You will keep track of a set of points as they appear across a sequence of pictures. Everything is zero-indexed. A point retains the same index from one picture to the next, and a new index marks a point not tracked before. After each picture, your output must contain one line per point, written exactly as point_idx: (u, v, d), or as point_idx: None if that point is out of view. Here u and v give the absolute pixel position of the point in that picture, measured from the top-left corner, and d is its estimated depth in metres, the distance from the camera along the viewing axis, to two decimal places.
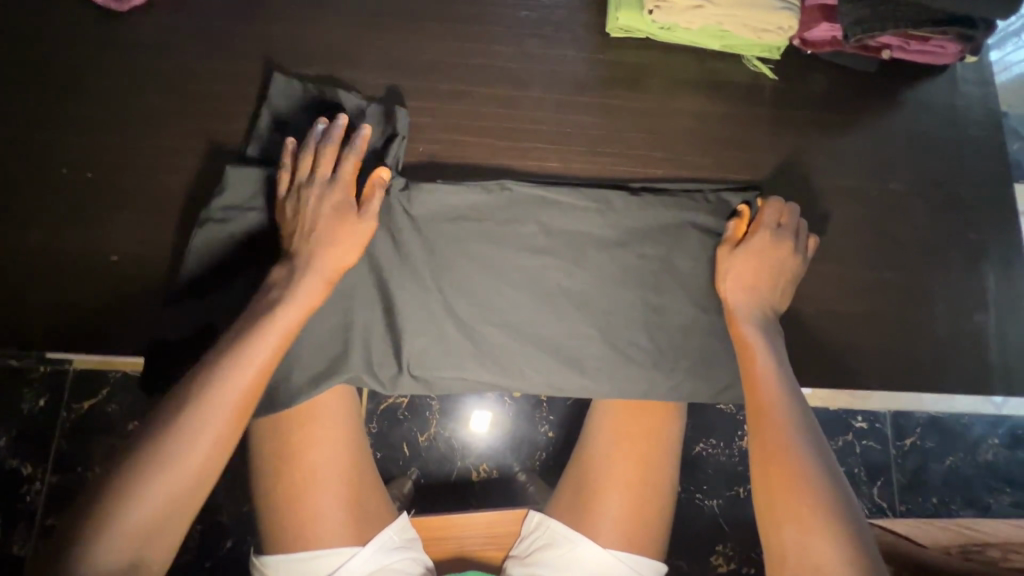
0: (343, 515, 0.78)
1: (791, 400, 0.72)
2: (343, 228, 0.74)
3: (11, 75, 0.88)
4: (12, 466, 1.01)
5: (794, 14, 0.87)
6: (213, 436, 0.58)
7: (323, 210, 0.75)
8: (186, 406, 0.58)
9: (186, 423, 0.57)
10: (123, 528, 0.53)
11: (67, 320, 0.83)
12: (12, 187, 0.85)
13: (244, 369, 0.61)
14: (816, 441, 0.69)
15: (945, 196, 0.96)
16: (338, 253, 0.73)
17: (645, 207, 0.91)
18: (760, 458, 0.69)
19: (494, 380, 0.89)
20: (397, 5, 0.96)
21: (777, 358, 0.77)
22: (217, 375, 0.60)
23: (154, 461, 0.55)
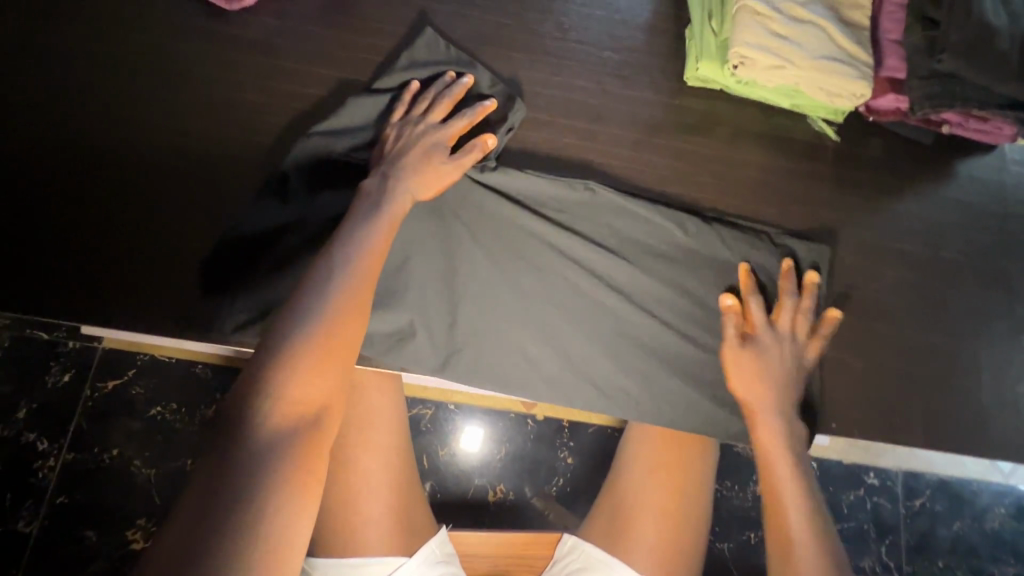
0: (389, 524, 0.79)
1: (806, 486, 0.72)
2: (437, 160, 0.81)
3: (108, 57, 0.89)
4: (30, 439, 1.09)
5: (869, 84, 0.91)
6: (355, 303, 0.60)
7: (421, 141, 0.82)
8: (327, 279, 0.61)
9: (327, 294, 0.59)
10: (290, 381, 0.53)
11: (129, 293, 0.82)
12: (93, 163, 0.85)
13: (368, 254, 0.65)
14: (827, 531, 0.68)
15: (988, 268, 1.00)
16: (428, 181, 0.79)
17: (711, 239, 0.94)
18: (778, 537, 0.68)
19: (549, 376, 0.88)
20: (488, 32, 1.00)
21: (789, 435, 0.77)
22: (347, 257, 0.64)
23: (317, 321, 0.57)
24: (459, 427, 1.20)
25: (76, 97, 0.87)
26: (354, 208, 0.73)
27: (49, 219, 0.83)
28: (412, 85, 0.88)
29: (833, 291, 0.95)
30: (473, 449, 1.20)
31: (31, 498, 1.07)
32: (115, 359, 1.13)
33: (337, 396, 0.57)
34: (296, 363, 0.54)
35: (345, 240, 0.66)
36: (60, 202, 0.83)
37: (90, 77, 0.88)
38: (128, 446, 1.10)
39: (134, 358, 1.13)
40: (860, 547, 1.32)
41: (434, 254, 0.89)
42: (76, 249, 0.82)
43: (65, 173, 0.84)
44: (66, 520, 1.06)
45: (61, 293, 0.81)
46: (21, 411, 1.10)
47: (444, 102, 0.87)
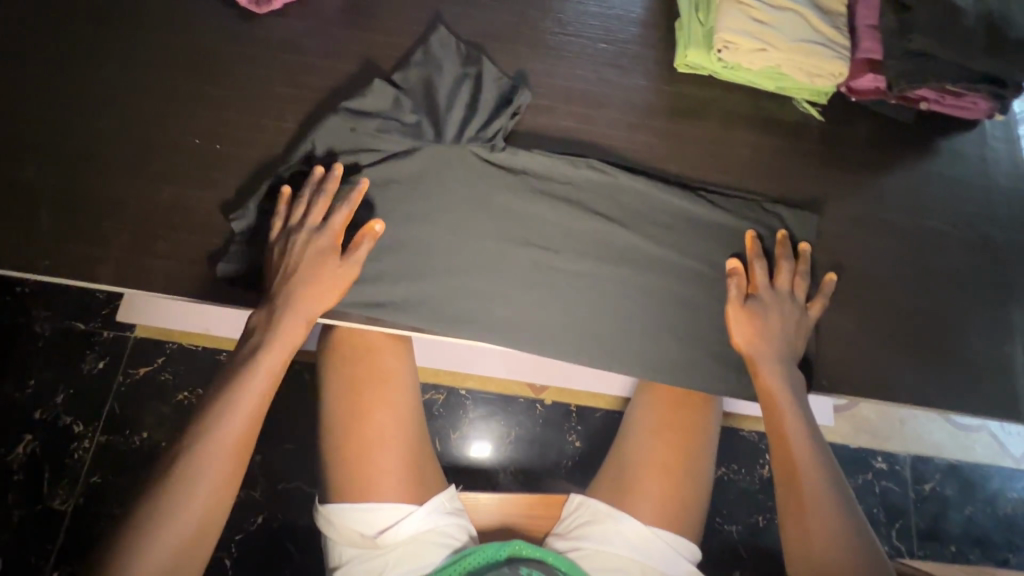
0: (402, 473, 0.85)
1: (807, 425, 0.80)
2: (324, 258, 0.84)
3: (148, 56, 0.98)
4: (66, 422, 1.17)
5: (845, 63, 0.98)
6: (237, 432, 0.73)
7: (308, 251, 0.84)
8: (224, 397, 0.75)
9: (229, 400, 0.74)
10: (237, 409, 0.74)
11: (174, 267, 0.90)
12: (139, 152, 0.94)
13: (247, 394, 0.75)
14: (827, 458, 0.77)
15: (974, 239, 1.05)
16: (319, 291, 0.83)
17: (709, 209, 0.98)
18: (783, 470, 0.77)
19: (553, 340, 0.92)
20: (493, 28, 1.08)
21: (790, 381, 0.84)
22: (238, 387, 0.76)
23: (218, 428, 0.73)
24: (471, 411, 1.26)
25: (120, 93, 0.96)
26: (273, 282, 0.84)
27: (101, 202, 0.91)
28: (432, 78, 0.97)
29: (823, 260, 1.00)
30: (490, 440, 1.25)
31: (67, 478, 1.14)
32: (148, 346, 1.22)
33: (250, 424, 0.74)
34: (199, 464, 0.71)
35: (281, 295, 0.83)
36: (110, 187, 0.92)
37: (133, 74, 0.97)
38: (158, 428, 1.18)
39: (166, 345, 1.22)
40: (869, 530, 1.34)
41: (442, 226, 0.94)
42: (125, 229, 0.91)
43: (114, 161, 0.93)
44: (97, 499, 1.13)
45: (108, 266, 0.89)
46: (58, 396, 1.18)
47: (325, 202, 0.87)
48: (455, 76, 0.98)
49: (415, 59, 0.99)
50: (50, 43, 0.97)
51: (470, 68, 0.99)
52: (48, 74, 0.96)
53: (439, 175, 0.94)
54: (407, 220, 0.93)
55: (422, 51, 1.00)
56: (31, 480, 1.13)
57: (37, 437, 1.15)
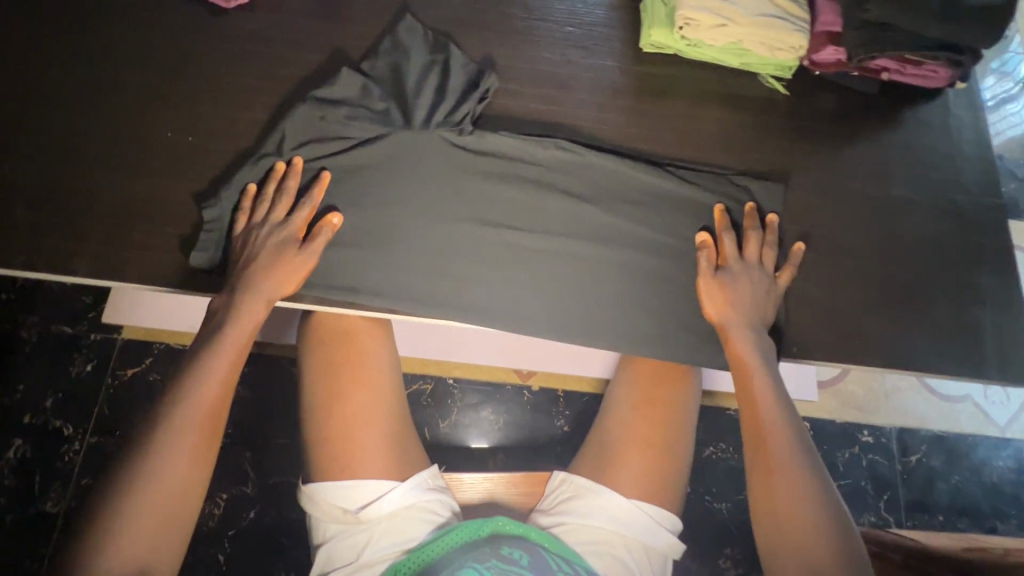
0: (383, 451, 0.86)
1: (775, 390, 0.81)
2: (284, 249, 0.87)
3: (118, 53, 0.99)
4: (56, 425, 1.18)
5: (804, 35, 1.01)
6: (195, 424, 0.74)
7: (269, 244, 0.86)
8: (179, 393, 0.76)
9: (182, 397, 0.75)
10: (197, 390, 0.76)
11: (153, 259, 0.91)
12: (114, 148, 0.95)
13: (201, 387, 0.77)
14: (795, 421, 0.79)
15: (941, 205, 1.07)
16: (281, 281, 0.85)
17: (678, 182, 0.99)
18: (752, 433, 0.78)
19: (528, 317, 0.93)
20: (461, 14, 1.10)
21: (759, 349, 0.85)
22: (192, 381, 0.77)
23: (174, 423, 0.74)
24: (459, 400, 1.27)
25: (93, 90, 0.97)
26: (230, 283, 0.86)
27: (77, 199, 0.92)
28: (400, 66, 0.99)
29: (793, 231, 1.01)
30: (481, 428, 1.26)
31: (58, 480, 1.15)
32: (135, 346, 1.23)
33: (213, 404, 0.77)
34: (157, 461, 0.71)
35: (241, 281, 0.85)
36: (86, 183, 0.93)
37: (104, 72, 0.98)
38: None
39: (152, 345, 1.23)
40: (858, 503, 1.36)
41: (414, 209, 0.95)
42: (102, 224, 0.92)
43: (89, 158, 0.94)
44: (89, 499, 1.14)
45: (86, 261, 0.90)
46: (48, 400, 1.19)
47: (285, 199, 0.89)
48: (423, 63, 1.00)
49: (383, 48, 1.01)
50: (21, 44, 0.98)
51: (438, 55, 1.00)
52: (20, 74, 0.97)
53: (409, 159, 0.96)
54: (379, 203, 0.94)
55: (389, 41, 1.02)
56: (24, 483, 1.14)
57: (28, 441, 1.16)
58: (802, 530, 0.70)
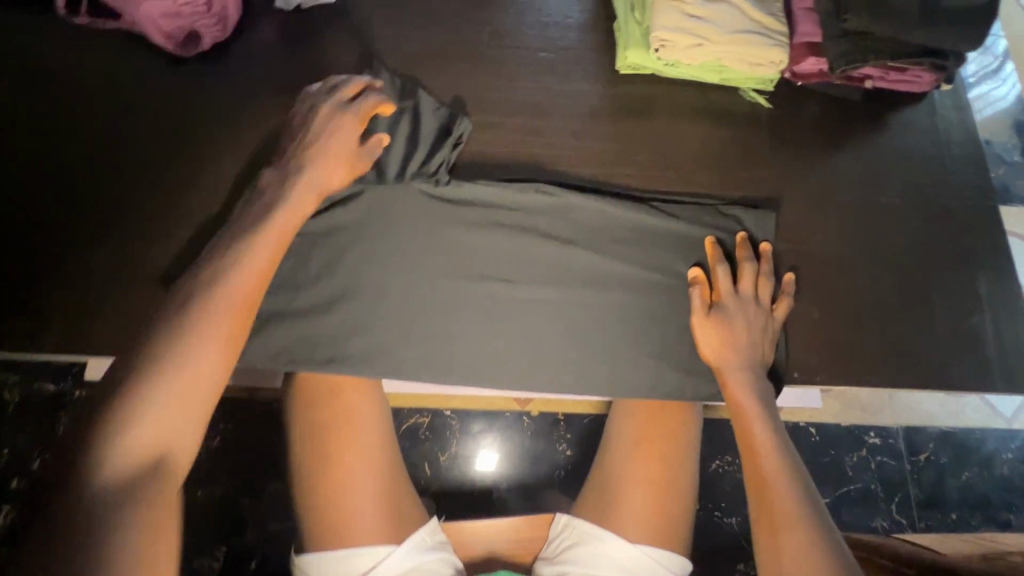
0: (378, 515, 0.80)
1: (775, 435, 0.78)
2: (334, 134, 0.85)
3: (83, 115, 0.97)
4: (43, 488, 1.10)
5: (784, 50, 0.98)
6: (227, 323, 0.64)
7: (318, 156, 0.83)
8: (196, 302, 0.64)
9: (207, 307, 0.64)
10: (196, 345, 0.61)
11: (127, 325, 0.89)
12: (81, 213, 0.93)
13: (237, 272, 0.67)
14: (798, 472, 0.75)
15: (935, 211, 1.04)
16: (336, 165, 0.84)
17: (665, 219, 0.96)
18: (754, 484, 0.74)
19: (515, 370, 0.90)
20: (429, 47, 1.07)
21: (758, 392, 0.82)
22: (214, 279, 0.66)
23: (195, 345, 0.61)
24: (458, 431, 1.23)
25: (57, 156, 0.95)
26: (263, 177, 0.81)
27: (44, 267, 0.90)
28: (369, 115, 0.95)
29: (782, 250, 0.99)
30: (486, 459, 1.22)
31: None
32: None
33: (225, 367, 0.63)
34: (173, 370, 0.59)
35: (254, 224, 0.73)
36: (54, 252, 0.91)
37: (69, 136, 0.96)
38: None
39: None
40: (869, 508, 1.29)
41: (390, 260, 0.90)
42: (73, 292, 0.90)
43: (56, 225, 0.92)
44: None
45: (58, 330, 0.88)
46: (33, 462, 1.11)
47: (343, 110, 0.87)
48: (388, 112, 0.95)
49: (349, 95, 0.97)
50: None
51: (404, 103, 0.97)
52: None
53: (385, 215, 0.91)
54: (355, 252, 0.90)
55: None
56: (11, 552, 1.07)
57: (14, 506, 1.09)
58: None
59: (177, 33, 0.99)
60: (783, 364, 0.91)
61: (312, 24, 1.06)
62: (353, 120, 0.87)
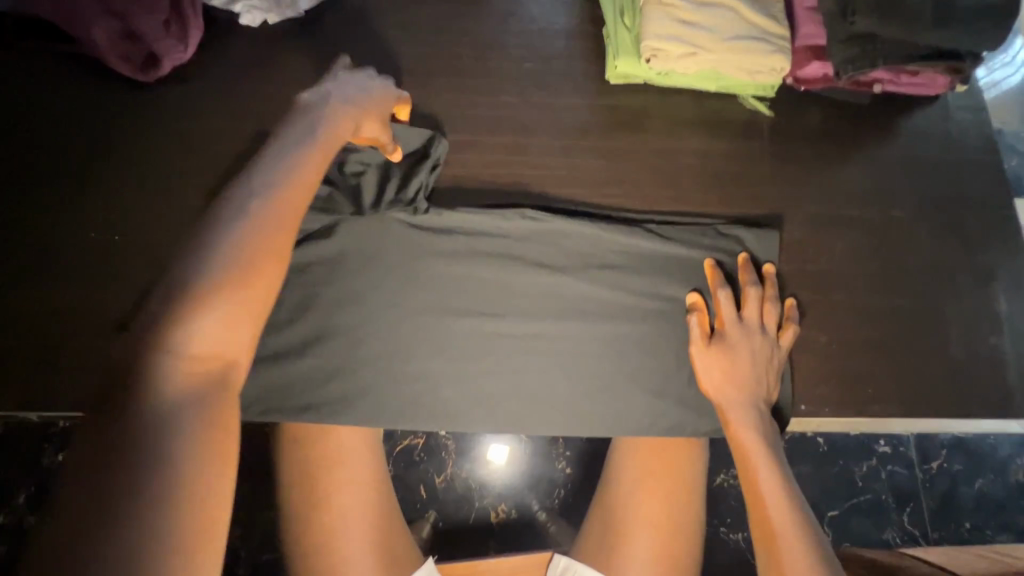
0: (372, 563, 0.74)
1: (782, 480, 0.72)
2: (377, 98, 0.78)
3: (41, 148, 0.92)
4: None
5: (786, 56, 0.91)
6: (273, 247, 0.53)
7: (356, 117, 0.73)
8: (239, 209, 0.54)
9: (254, 207, 0.54)
10: (212, 318, 0.47)
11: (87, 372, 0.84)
12: (37, 253, 0.88)
13: (284, 186, 0.57)
14: (810, 525, 0.68)
15: (949, 222, 0.97)
16: (371, 119, 0.76)
17: (659, 242, 0.90)
18: (761, 537, 0.68)
19: (506, 411, 0.85)
20: (405, 62, 1.00)
21: (762, 432, 0.76)
22: (256, 181, 0.56)
23: (233, 257, 0.50)
24: (453, 449, 1.17)
25: (11, 192, 0.90)
26: (300, 100, 0.70)
27: (5, 312, 0.85)
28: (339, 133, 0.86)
29: (786, 270, 0.93)
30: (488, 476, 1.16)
31: None
32: None
33: (252, 344, 0.50)
34: (218, 271, 0.49)
35: (277, 166, 0.59)
36: (9, 295, 0.86)
37: (22, 170, 0.91)
38: None
39: None
40: (879, 519, 1.22)
41: (369, 298, 0.85)
42: (31, 340, 0.85)
43: (10, 267, 0.87)
44: None
45: (19, 380, 0.83)
46: None
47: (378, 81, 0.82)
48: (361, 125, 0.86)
49: None
50: None
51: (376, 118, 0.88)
52: None
53: (362, 250, 0.87)
54: (331, 291, 0.85)
55: None
56: None
57: None
58: None
59: (136, 56, 0.93)
60: (787, 398, 0.86)
61: (282, 41, 1.00)
62: (391, 101, 0.81)
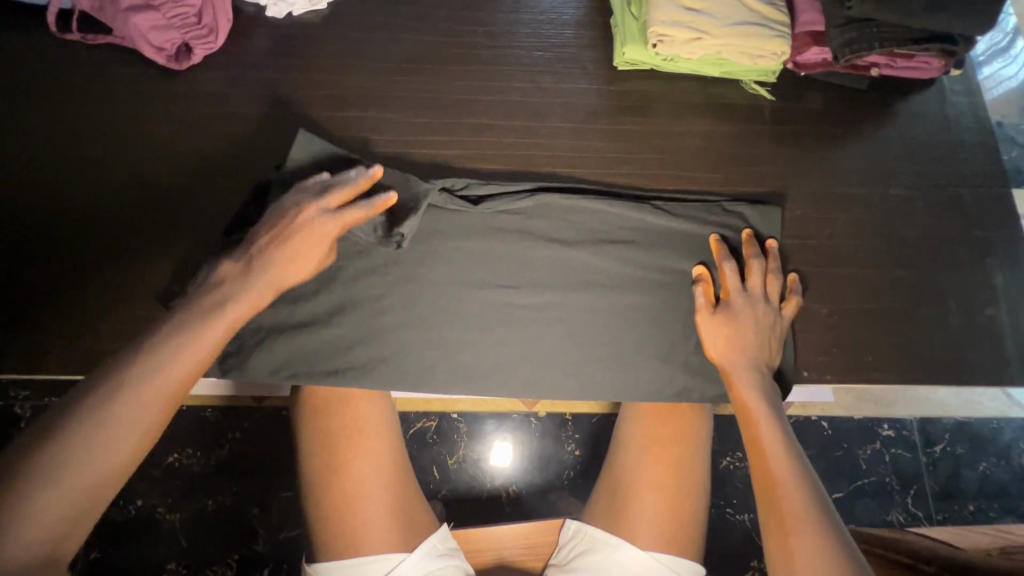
0: (389, 521, 0.77)
1: (782, 433, 0.75)
2: (301, 238, 0.77)
3: (78, 131, 0.98)
4: None
5: (786, 40, 0.95)
6: (136, 436, 0.60)
7: (262, 285, 0.74)
8: (107, 397, 0.60)
9: (127, 408, 0.60)
10: (54, 503, 0.55)
11: (121, 345, 0.89)
12: (73, 232, 0.93)
13: (149, 394, 0.61)
14: (809, 474, 0.71)
15: (946, 200, 1.01)
16: (295, 266, 0.76)
17: (666, 217, 0.94)
18: (762, 485, 0.72)
19: (519, 377, 0.89)
20: (422, 52, 1.05)
21: (765, 391, 0.80)
22: (123, 387, 0.61)
23: (86, 448, 0.58)
24: (466, 432, 1.21)
25: (51, 173, 0.95)
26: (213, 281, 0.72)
27: (44, 285, 0.90)
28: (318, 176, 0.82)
29: (786, 245, 0.97)
30: (498, 464, 1.20)
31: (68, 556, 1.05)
32: None
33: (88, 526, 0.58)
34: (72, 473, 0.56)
35: (165, 345, 0.64)
36: (46, 273, 0.91)
37: (60, 155, 0.96)
38: (154, 495, 1.09)
39: None
40: (882, 502, 1.23)
41: (388, 270, 0.90)
42: (67, 314, 0.90)
43: (50, 245, 0.92)
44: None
45: (63, 346, 0.88)
46: None
47: (347, 189, 0.79)
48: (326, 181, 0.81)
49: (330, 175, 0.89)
50: None
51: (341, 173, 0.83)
52: None
53: None
54: (353, 262, 0.90)
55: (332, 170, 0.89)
56: None
57: None
58: None
59: (170, 46, 0.99)
60: (790, 364, 0.90)
61: (306, 33, 1.06)
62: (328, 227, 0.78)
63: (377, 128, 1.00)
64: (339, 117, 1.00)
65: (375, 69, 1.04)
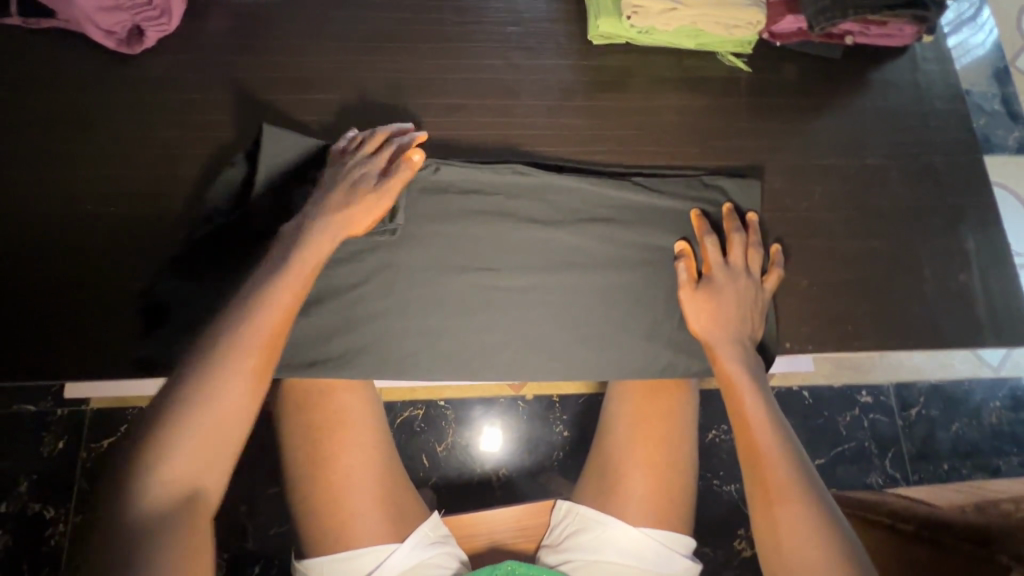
0: (378, 514, 0.76)
1: (767, 407, 0.75)
2: (355, 187, 0.78)
3: (25, 123, 0.92)
4: (35, 509, 1.02)
5: (761, 9, 0.94)
6: (246, 377, 0.59)
7: (327, 233, 0.74)
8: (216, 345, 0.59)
9: (233, 353, 0.59)
10: (183, 450, 0.54)
11: (87, 348, 0.85)
12: (26, 233, 0.88)
13: (249, 342, 0.60)
14: (792, 445, 0.72)
15: (919, 168, 1.02)
16: (353, 215, 0.76)
17: (647, 194, 0.93)
18: (747, 458, 0.72)
19: (504, 360, 0.88)
20: (390, 31, 1.01)
21: (749, 367, 0.80)
22: (225, 338, 0.60)
23: (204, 394, 0.56)
24: (453, 419, 1.20)
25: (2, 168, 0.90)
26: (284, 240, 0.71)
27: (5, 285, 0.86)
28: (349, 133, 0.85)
29: (765, 217, 0.96)
30: (488, 449, 1.19)
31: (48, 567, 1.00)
32: (106, 416, 1.06)
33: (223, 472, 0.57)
34: (195, 422, 0.55)
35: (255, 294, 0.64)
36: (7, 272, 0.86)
37: (9, 149, 0.91)
38: None
39: (124, 412, 1.06)
40: (862, 466, 1.26)
41: (365, 258, 0.88)
42: (25, 318, 0.85)
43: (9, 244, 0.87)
44: None
45: (31, 348, 0.85)
46: (21, 484, 1.02)
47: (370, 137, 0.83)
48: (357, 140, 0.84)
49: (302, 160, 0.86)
50: None
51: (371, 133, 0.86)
52: None
53: None
54: None
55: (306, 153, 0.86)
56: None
57: (6, 531, 1.00)
58: (802, 556, 0.64)
59: (120, 30, 0.93)
60: (772, 336, 0.90)
61: (266, 13, 1.01)
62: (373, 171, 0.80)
63: (347, 111, 0.96)
64: (306, 101, 0.96)
65: (342, 49, 1.00)
